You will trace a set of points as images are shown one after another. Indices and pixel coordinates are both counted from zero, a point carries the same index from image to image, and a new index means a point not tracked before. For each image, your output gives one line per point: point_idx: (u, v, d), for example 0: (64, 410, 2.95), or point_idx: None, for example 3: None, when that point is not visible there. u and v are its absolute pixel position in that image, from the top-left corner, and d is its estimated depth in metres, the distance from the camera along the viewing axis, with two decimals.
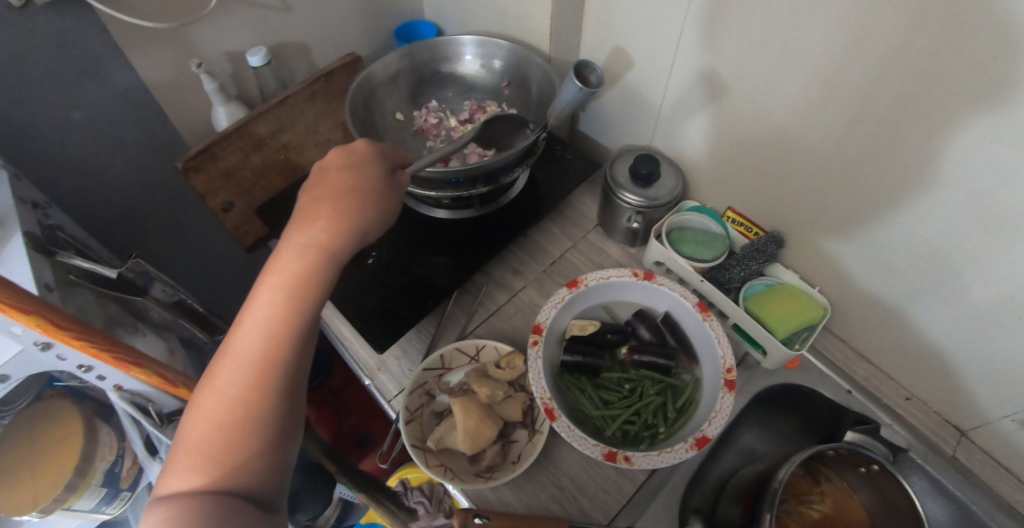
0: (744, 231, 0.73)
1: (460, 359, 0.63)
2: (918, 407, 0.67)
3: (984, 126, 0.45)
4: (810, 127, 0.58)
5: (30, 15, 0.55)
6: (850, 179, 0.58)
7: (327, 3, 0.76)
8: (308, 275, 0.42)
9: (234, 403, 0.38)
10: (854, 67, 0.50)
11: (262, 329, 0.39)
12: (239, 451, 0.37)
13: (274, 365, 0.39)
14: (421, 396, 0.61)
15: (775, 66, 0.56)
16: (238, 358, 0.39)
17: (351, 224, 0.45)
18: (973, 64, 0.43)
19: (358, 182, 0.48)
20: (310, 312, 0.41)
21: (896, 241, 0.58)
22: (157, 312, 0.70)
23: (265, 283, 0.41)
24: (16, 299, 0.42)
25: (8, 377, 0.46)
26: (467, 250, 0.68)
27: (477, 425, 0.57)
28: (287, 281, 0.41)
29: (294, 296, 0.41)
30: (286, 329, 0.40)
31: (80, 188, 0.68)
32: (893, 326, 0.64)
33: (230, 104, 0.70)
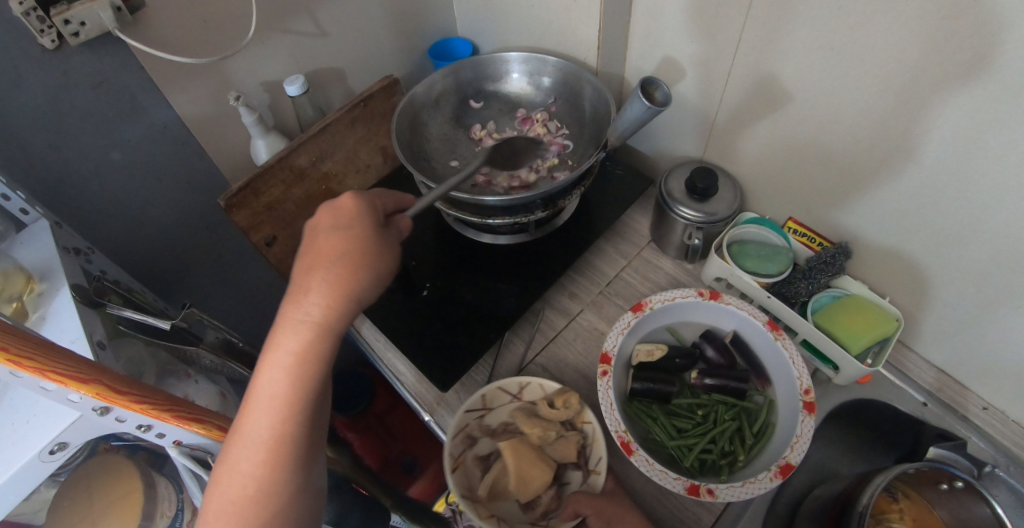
0: (807, 242, 0.70)
1: (501, 398, 0.59)
2: (996, 416, 0.65)
3: (973, 100, 0.46)
4: (881, 137, 0.55)
5: (66, 57, 0.53)
6: (924, 193, 0.55)
7: (362, 25, 0.74)
8: (309, 360, 0.38)
9: (247, 484, 0.38)
10: (877, 56, 0.50)
11: (268, 412, 0.38)
12: (265, 516, 0.38)
13: (284, 447, 0.38)
14: (464, 441, 0.56)
15: (835, 79, 0.54)
16: (246, 443, 0.38)
17: (346, 301, 0.39)
18: (971, 44, 0.44)
19: (356, 247, 0.41)
20: (304, 413, 0.38)
21: (906, 220, 0.58)
22: (209, 359, 0.68)
23: (266, 366, 0.39)
24: (71, 366, 0.39)
25: (68, 443, 0.43)
26: (521, 276, 0.67)
27: (531, 469, 0.54)
28: (284, 371, 0.38)
29: (298, 386, 0.38)
30: (290, 415, 0.38)
31: (120, 230, 0.66)
32: (970, 337, 0.62)
33: (269, 136, 0.68)
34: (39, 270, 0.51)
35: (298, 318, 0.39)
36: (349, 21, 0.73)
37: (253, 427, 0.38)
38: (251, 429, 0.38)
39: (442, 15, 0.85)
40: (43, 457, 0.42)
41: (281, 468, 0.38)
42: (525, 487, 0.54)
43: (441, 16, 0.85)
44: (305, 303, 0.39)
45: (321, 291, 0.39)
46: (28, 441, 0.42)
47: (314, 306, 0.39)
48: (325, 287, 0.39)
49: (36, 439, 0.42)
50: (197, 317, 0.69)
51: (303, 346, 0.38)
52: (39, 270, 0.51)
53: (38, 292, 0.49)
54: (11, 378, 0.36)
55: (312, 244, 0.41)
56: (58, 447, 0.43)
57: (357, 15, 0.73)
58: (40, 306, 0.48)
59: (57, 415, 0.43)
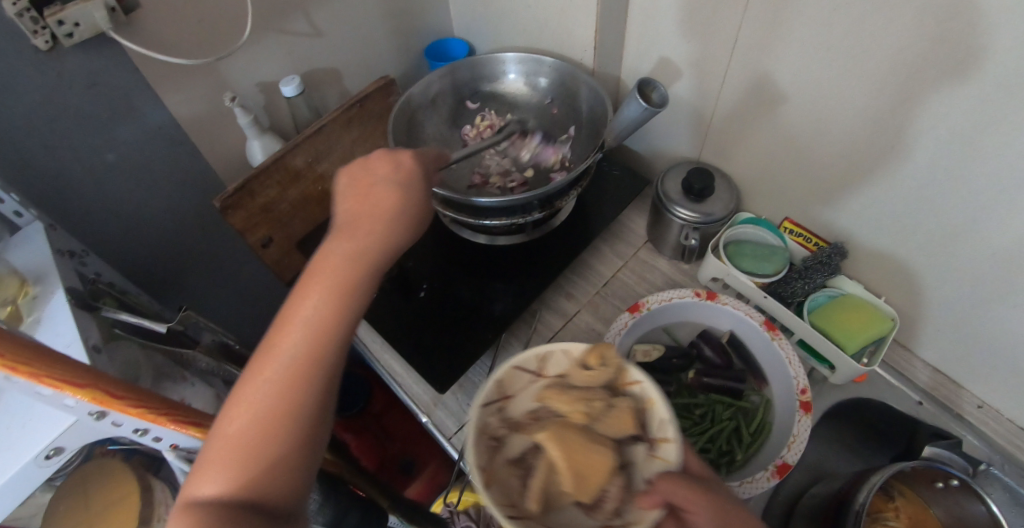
0: (803, 242, 0.71)
1: (515, 381, 0.42)
2: (991, 415, 0.65)
3: (964, 98, 0.46)
4: (876, 137, 0.55)
5: (60, 57, 0.52)
6: (919, 193, 0.55)
7: (357, 26, 0.74)
8: (357, 278, 0.37)
9: (264, 404, 0.33)
10: (872, 55, 0.50)
11: (307, 322, 0.35)
12: (273, 447, 0.33)
13: (314, 364, 0.34)
14: (487, 445, 0.38)
15: (830, 79, 0.54)
16: (274, 357, 0.34)
17: (395, 229, 0.39)
18: (961, 42, 0.44)
19: (407, 185, 0.41)
20: (342, 332, 0.36)
21: (900, 219, 0.59)
22: (205, 361, 0.68)
23: (309, 283, 0.36)
24: (67, 371, 0.39)
25: (64, 447, 0.43)
26: (517, 278, 0.67)
27: (586, 456, 0.36)
28: (330, 287, 0.36)
29: (341, 300, 0.36)
30: (328, 327, 0.35)
31: (114, 231, 0.66)
32: (965, 336, 0.62)
33: (265, 136, 0.68)
34: (34, 273, 0.51)
35: (351, 236, 0.38)
36: (344, 22, 0.73)
37: (285, 337, 0.35)
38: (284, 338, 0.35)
39: (438, 15, 0.85)
40: (39, 461, 0.42)
41: (304, 386, 0.34)
42: (580, 486, 0.36)
43: (438, 16, 0.85)
44: (362, 222, 0.39)
45: (372, 214, 0.39)
46: (23, 446, 0.42)
47: (368, 227, 0.38)
48: (379, 220, 0.39)
49: (32, 443, 0.42)
50: (194, 320, 0.69)
51: (352, 260, 0.37)
52: (34, 273, 0.51)
53: (33, 295, 0.49)
54: (6, 384, 0.36)
55: (362, 171, 0.41)
56: (54, 451, 0.42)
57: (352, 15, 0.73)
58: (36, 309, 0.48)
59: (52, 419, 0.42)
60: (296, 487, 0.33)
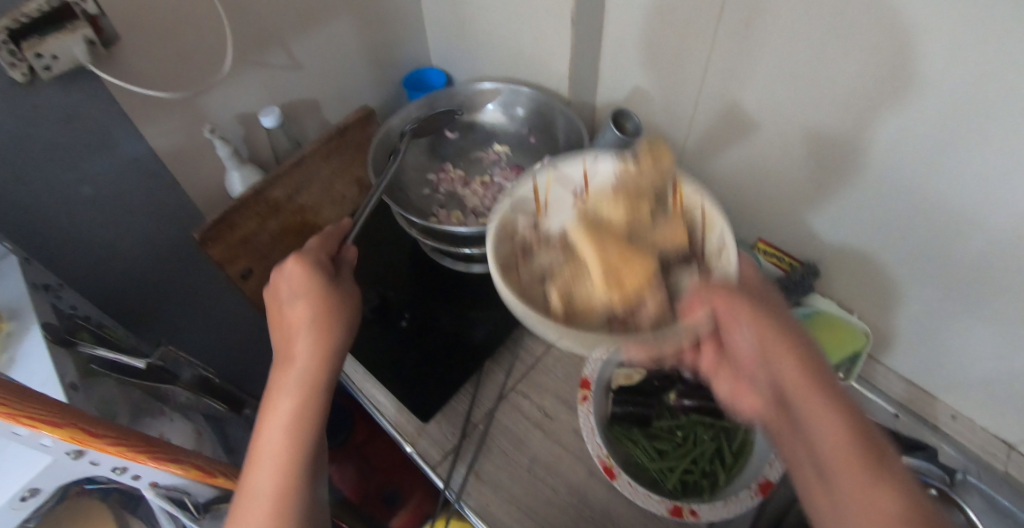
0: (776, 262, 0.73)
1: (562, 207, 0.46)
2: (965, 424, 0.67)
3: (913, 126, 0.48)
4: (844, 156, 0.56)
5: (36, 91, 0.52)
6: (887, 209, 0.56)
7: (336, 58, 0.76)
8: (309, 379, 0.41)
9: None
10: (829, 82, 0.52)
11: (278, 430, 0.39)
12: None
13: (288, 493, 0.38)
14: (512, 236, 0.43)
15: (801, 101, 0.56)
16: (251, 493, 0.38)
17: (328, 344, 0.42)
18: (903, 74, 0.46)
19: (325, 301, 0.43)
20: (305, 455, 0.39)
21: (871, 237, 0.60)
22: (183, 396, 0.67)
23: (264, 421, 0.40)
24: (46, 410, 0.38)
25: (39, 489, 0.42)
26: (499, 305, 0.68)
27: (622, 251, 0.37)
28: (285, 418, 0.39)
29: (296, 430, 0.39)
30: (299, 443, 0.39)
31: (89, 265, 0.65)
32: (937, 348, 0.63)
33: (244, 168, 0.68)
34: (8, 309, 0.50)
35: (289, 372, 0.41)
36: (324, 54, 0.74)
37: (256, 473, 0.38)
38: (255, 474, 0.38)
39: (416, 46, 0.87)
40: (14, 503, 0.41)
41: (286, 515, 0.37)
42: (617, 282, 0.36)
43: (416, 48, 0.87)
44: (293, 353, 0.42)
45: (300, 345, 0.42)
46: None
47: (302, 356, 0.41)
48: (318, 321, 0.42)
49: (6, 486, 0.41)
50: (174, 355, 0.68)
51: (298, 389, 0.40)
52: (7, 308, 0.50)
53: (7, 331, 0.48)
54: None
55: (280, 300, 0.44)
56: (29, 493, 0.42)
57: (331, 48, 0.74)
58: (10, 346, 0.47)
59: (26, 462, 0.42)
60: None
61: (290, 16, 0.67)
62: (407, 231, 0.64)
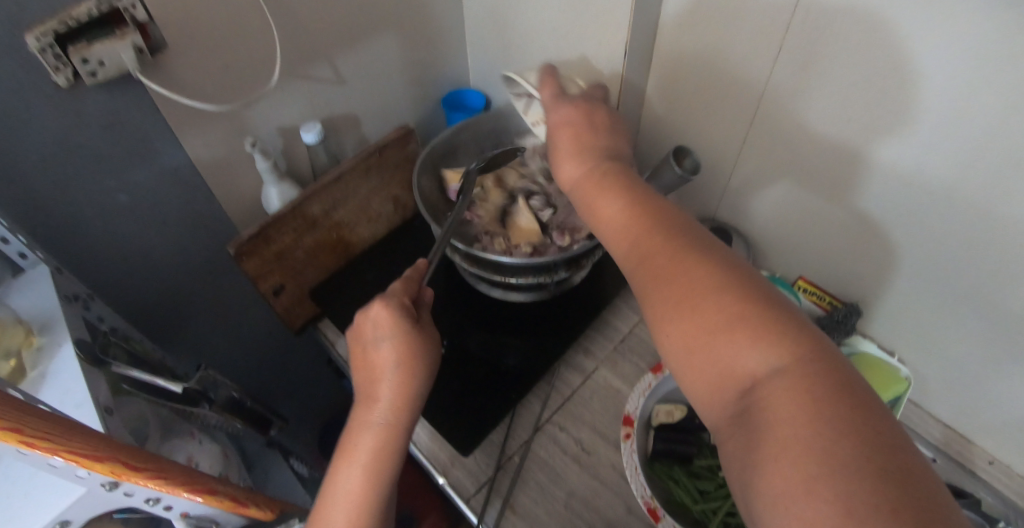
0: (816, 300, 0.71)
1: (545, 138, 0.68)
2: (1002, 470, 0.66)
3: (920, 128, 0.49)
4: (904, 191, 0.54)
5: (80, 96, 0.51)
6: (956, 241, 0.53)
7: (379, 75, 0.75)
8: (391, 418, 0.42)
9: None
10: (832, 96, 0.54)
11: (357, 465, 0.40)
12: None
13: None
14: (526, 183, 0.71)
15: (862, 134, 0.54)
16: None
17: (409, 393, 0.42)
18: (891, 74, 0.49)
19: (410, 351, 0.43)
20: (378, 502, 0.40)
21: (943, 266, 0.56)
22: (212, 418, 0.64)
23: (341, 461, 0.41)
24: (82, 441, 0.37)
25: (71, 520, 0.40)
26: (537, 336, 0.67)
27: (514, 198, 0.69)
28: (362, 461, 0.40)
29: (369, 476, 0.40)
30: (372, 488, 0.40)
31: (118, 275, 0.63)
32: (983, 395, 0.62)
33: (283, 183, 0.67)
34: (40, 322, 0.49)
35: (369, 419, 0.42)
36: (366, 70, 0.73)
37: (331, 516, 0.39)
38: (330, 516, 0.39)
39: (455, 65, 0.86)
40: None
41: None
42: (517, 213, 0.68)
43: (456, 67, 0.86)
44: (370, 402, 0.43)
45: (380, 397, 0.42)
46: (26, 518, 0.38)
47: (382, 406, 0.42)
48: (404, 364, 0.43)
49: (36, 517, 0.39)
50: (212, 377, 0.64)
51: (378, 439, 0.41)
52: (41, 320, 0.49)
53: (36, 346, 0.47)
54: (20, 457, 0.33)
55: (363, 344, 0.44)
56: (60, 525, 0.39)
57: (374, 64, 0.74)
58: (39, 365, 0.46)
59: (59, 489, 0.39)
60: None
61: (337, 31, 0.66)
62: (451, 257, 0.63)
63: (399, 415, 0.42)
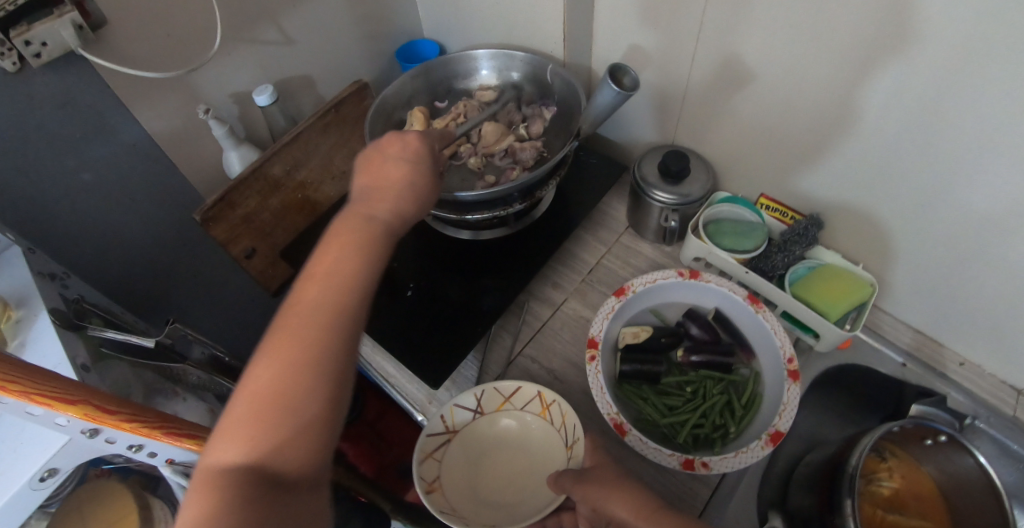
0: (780, 217, 0.72)
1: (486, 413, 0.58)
2: (973, 371, 0.66)
3: (927, 67, 0.48)
4: (851, 92, 0.54)
5: (28, 77, 0.52)
6: (908, 135, 0.53)
7: (328, 33, 0.75)
8: (342, 284, 0.36)
9: (296, 345, 0.34)
10: (823, 30, 0.52)
11: (306, 316, 0.35)
12: (290, 404, 0.33)
13: (341, 311, 0.36)
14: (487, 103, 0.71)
15: (848, 71, 0.53)
16: (300, 312, 0.35)
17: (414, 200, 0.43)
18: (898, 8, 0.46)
19: (416, 165, 0.44)
20: (368, 281, 0.38)
21: (898, 187, 0.58)
22: (195, 377, 0.68)
23: (332, 245, 0.38)
24: (55, 387, 0.39)
25: (58, 469, 0.43)
26: (503, 271, 0.68)
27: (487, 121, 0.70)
28: (353, 246, 0.38)
29: (363, 264, 0.38)
30: (365, 268, 0.38)
31: (93, 252, 0.65)
32: (947, 294, 0.63)
33: (242, 147, 0.68)
34: (17, 295, 0.50)
35: (373, 211, 0.41)
36: (314, 29, 0.73)
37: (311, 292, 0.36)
38: (310, 292, 0.36)
39: (406, 18, 0.86)
40: (34, 484, 0.41)
41: (325, 343, 0.35)
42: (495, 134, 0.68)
43: (407, 20, 0.86)
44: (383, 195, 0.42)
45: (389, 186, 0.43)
46: (13, 470, 0.41)
47: (386, 205, 0.42)
48: (375, 228, 0.40)
49: (23, 467, 0.41)
50: (182, 333, 0.69)
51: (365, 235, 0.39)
52: (18, 294, 0.50)
53: (15, 318, 0.48)
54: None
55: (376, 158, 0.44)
56: (48, 473, 0.42)
57: (322, 22, 0.74)
58: (20, 333, 0.47)
59: (44, 441, 0.42)
60: (312, 457, 0.33)
61: None
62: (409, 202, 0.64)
63: (352, 291, 0.36)
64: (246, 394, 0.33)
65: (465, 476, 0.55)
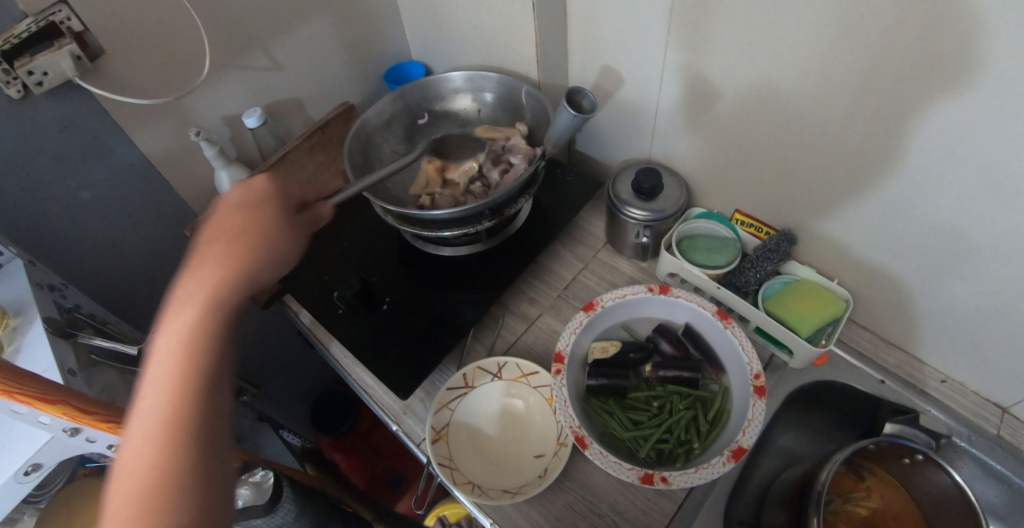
0: (755, 232, 0.72)
1: (476, 393, 0.63)
2: (955, 389, 0.65)
3: (956, 109, 0.45)
4: (848, 116, 0.53)
5: (32, 105, 0.56)
6: (875, 153, 0.53)
7: (316, 58, 0.79)
8: (185, 361, 0.36)
9: (142, 441, 0.34)
10: (823, 57, 0.50)
11: (161, 382, 0.35)
12: (164, 492, 0.33)
13: (184, 388, 0.35)
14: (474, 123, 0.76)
15: (853, 102, 0.51)
16: (144, 400, 0.35)
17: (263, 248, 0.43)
18: (935, 39, 0.43)
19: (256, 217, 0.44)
20: (209, 352, 0.36)
21: (871, 206, 0.58)
22: None
23: (164, 320, 0.37)
24: (40, 388, 0.42)
25: (42, 465, 0.45)
26: (476, 285, 0.70)
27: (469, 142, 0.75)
28: (185, 315, 0.37)
29: (192, 334, 0.36)
30: (196, 336, 0.36)
31: (93, 266, 0.70)
32: (920, 310, 0.62)
33: (232, 167, 0.72)
34: (14, 306, 0.54)
35: (195, 275, 0.39)
36: (302, 55, 0.77)
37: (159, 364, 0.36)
38: (157, 365, 0.36)
39: (393, 41, 0.90)
40: (18, 478, 0.44)
41: (176, 433, 0.34)
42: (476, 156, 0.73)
43: (394, 43, 0.90)
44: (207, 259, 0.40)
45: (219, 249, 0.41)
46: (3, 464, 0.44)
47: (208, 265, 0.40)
48: (246, 247, 0.42)
49: (10, 462, 0.44)
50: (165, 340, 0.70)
51: (207, 289, 0.38)
52: (15, 305, 0.54)
53: (12, 325, 0.52)
54: None
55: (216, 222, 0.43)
56: (32, 468, 0.45)
57: (310, 49, 0.78)
58: (16, 339, 0.51)
59: (29, 438, 0.45)
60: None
61: (268, 20, 0.70)
62: (385, 219, 0.67)
63: (200, 354, 0.36)
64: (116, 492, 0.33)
65: (479, 460, 0.59)
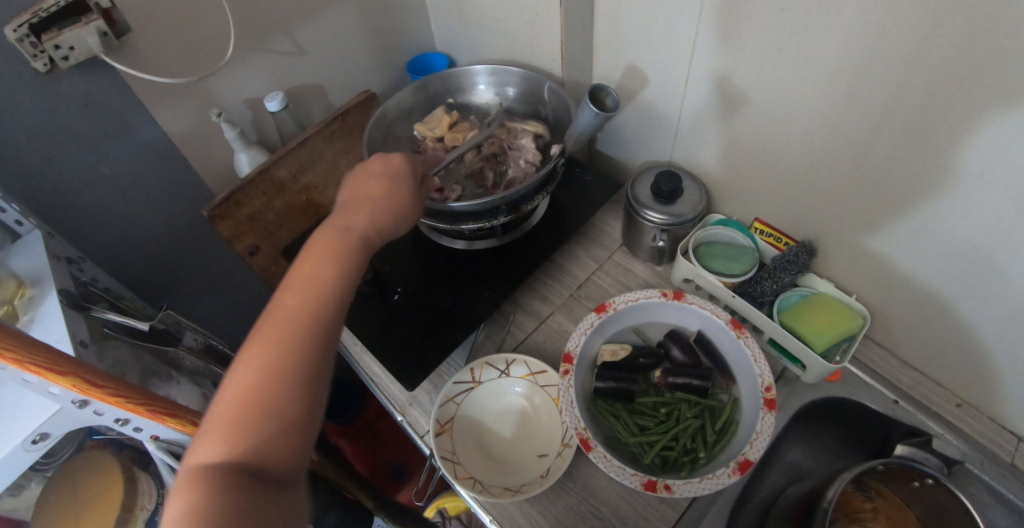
0: (774, 242, 0.71)
1: (485, 388, 0.63)
2: (971, 413, 0.64)
3: (999, 130, 0.43)
4: (879, 129, 0.51)
5: (57, 79, 0.56)
6: (906, 169, 0.52)
7: (340, 45, 0.79)
8: (319, 299, 0.41)
9: (256, 364, 0.37)
10: (857, 65, 0.49)
11: (297, 298, 0.41)
12: (266, 409, 0.36)
13: (309, 322, 0.40)
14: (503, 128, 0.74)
15: (887, 114, 0.50)
16: (276, 325, 0.39)
17: (385, 219, 0.49)
18: (979, 54, 0.41)
19: (387, 190, 0.51)
20: (336, 298, 0.42)
21: (898, 222, 0.56)
22: (189, 361, 0.73)
23: (307, 263, 0.43)
24: (51, 360, 0.42)
25: (49, 435, 0.46)
26: (488, 280, 0.70)
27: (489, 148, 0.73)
28: (325, 261, 0.43)
29: (332, 280, 0.42)
30: (333, 283, 0.42)
31: (110, 241, 0.70)
32: (939, 331, 0.61)
33: (251, 150, 0.72)
34: (31, 276, 0.55)
35: (341, 230, 0.46)
36: (327, 40, 0.77)
37: (296, 297, 0.41)
38: (294, 297, 0.41)
39: (418, 31, 0.90)
40: (26, 446, 0.45)
41: (293, 353, 0.38)
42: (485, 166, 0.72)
43: (418, 33, 0.90)
44: (352, 216, 0.48)
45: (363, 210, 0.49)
46: (12, 431, 0.45)
47: (355, 223, 0.47)
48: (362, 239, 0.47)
49: (19, 429, 0.45)
50: (176, 321, 0.74)
51: (352, 242, 0.46)
52: (32, 276, 0.55)
53: (29, 295, 0.53)
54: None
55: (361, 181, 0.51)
56: (40, 437, 0.45)
57: (334, 35, 0.77)
58: (31, 309, 0.52)
59: (38, 406, 0.45)
60: (289, 438, 0.36)
61: (294, 4, 0.70)
62: (400, 209, 0.67)
63: (332, 295, 0.42)
64: (224, 399, 0.36)
65: (481, 456, 0.59)
